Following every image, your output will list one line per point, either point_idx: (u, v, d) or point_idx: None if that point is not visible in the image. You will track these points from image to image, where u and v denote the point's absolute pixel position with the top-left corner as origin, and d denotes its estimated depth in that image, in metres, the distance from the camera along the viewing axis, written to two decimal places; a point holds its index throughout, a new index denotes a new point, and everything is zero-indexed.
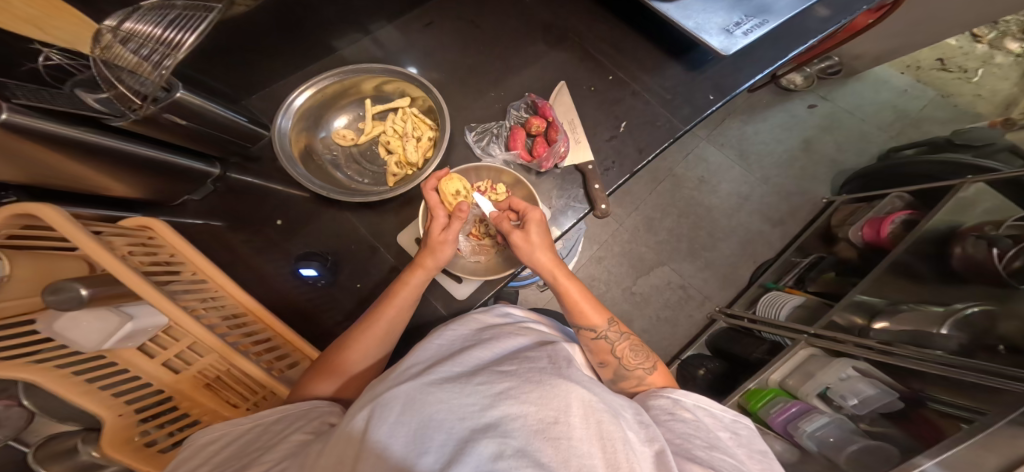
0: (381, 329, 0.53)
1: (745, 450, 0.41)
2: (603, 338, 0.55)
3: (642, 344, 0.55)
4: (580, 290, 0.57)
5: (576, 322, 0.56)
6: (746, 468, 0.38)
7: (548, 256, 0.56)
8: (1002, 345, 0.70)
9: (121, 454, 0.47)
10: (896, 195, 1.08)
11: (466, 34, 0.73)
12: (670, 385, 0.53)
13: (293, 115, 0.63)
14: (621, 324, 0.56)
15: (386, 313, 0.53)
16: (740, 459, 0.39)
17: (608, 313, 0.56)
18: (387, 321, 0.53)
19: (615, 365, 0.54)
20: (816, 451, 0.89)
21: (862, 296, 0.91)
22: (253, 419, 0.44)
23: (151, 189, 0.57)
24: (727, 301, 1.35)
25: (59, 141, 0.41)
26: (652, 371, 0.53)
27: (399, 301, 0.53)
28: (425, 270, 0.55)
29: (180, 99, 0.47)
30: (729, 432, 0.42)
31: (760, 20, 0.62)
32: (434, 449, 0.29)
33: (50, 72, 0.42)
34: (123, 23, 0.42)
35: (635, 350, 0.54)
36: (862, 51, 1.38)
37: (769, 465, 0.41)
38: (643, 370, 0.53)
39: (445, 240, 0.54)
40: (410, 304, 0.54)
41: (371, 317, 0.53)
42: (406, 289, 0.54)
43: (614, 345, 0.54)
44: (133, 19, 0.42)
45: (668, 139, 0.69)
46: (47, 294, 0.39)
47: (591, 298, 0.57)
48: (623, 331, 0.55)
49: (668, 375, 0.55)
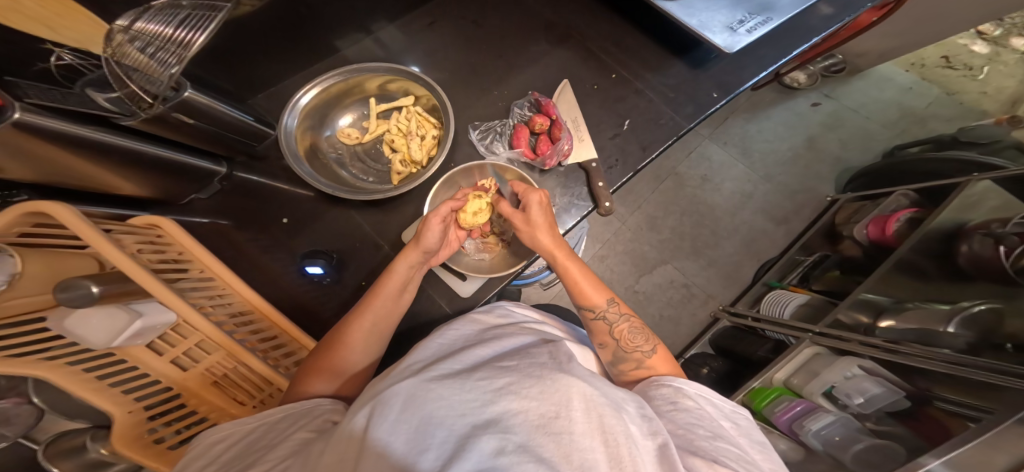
0: (376, 324, 0.53)
1: (746, 441, 0.41)
2: (602, 318, 0.55)
3: (644, 326, 0.54)
4: (583, 271, 0.58)
5: (581, 301, 0.57)
6: (750, 458, 0.38)
7: (551, 237, 0.57)
8: (1010, 343, 0.70)
9: (133, 451, 0.48)
10: (901, 192, 1.07)
11: (468, 33, 0.74)
12: (671, 371, 0.52)
13: (298, 114, 0.64)
14: (623, 305, 0.56)
15: (373, 305, 0.53)
16: (745, 449, 0.39)
17: (610, 293, 0.57)
18: (372, 316, 0.53)
19: (614, 346, 0.54)
20: (821, 449, 0.89)
21: (869, 293, 0.91)
22: (259, 418, 0.44)
23: (160, 188, 0.58)
24: (731, 300, 1.34)
25: (71, 141, 0.41)
26: (652, 354, 0.52)
27: (387, 289, 0.54)
28: (413, 253, 0.56)
29: (189, 98, 0.48)
30: (731, 422, 0.42)
31: (764, 17, 0.62)
32: (435, 445, 0.29)
33: (62, 72, 0.43)
34: (135, 23, 0.42)
35: (634, 331, 0.54)
36: (865, 50, 1.37)
37: (770, 456, 0.41)
38: (643, 352, 0.52)
39: (428, 223, 0.55)
40: (396, 294, 0.55)
41: (361, 308, 0.54)
42: (392, 280, 0.55)
43: (613, 326, 0.54)
44: (144, 19, 0.42)
45: (671, 137, 0.69)
46: (58, 291, 0.39)
47: (596, 278, 0.57)
48: (624, 312, 0.55)
49: (671, 361, 0.53)
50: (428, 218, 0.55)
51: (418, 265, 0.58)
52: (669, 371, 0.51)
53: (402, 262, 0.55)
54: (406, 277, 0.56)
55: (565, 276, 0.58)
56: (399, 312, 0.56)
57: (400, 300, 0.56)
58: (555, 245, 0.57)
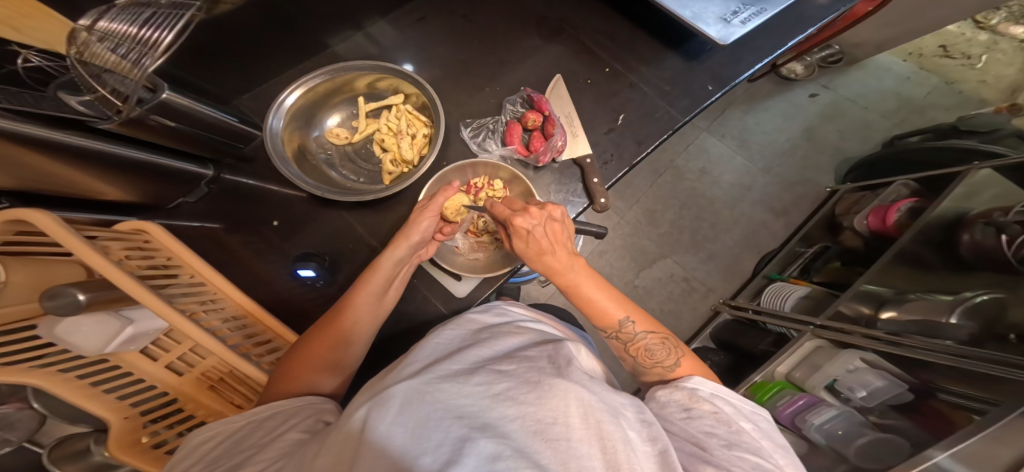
0: (365, 318, 0.53)
1: (769, 443, 0.39)
2: (617, 337, 0.54)
3: (665, 338, 0.52)
4: (597, 288, 0.54)
5: (597, 320, 0.55)
6: (773, 464, 0.37)
7: (556, 260, 0.54)
8: (1012, 334, 0.69)
9: (131, 456, 0.47)
10: (902, 182, 1.06)
11: (458, 28, 0.73)
12: (700, 374, 0.50)
13: (284, 115, 0.63)
14: (640, 321, 0.54)
15: (356, 301, 0.53)
16: (766, 453, 0.38)
17: (627, 309, 0.54)
18: (357, 309, 0.53)
19: (633, 361, 0.54)
20: (824, 443, 0.87)
21: (869, 285, 0.89)
22: (247, 415, 0.43)
23: (144, 192, 0.56)
24: (731, 293, 1.33)
25: (47, 145, 0.41)
26: (675, 367, 0.50)
27: (375, 283, 0.54)
28: (402, 247, 0.55)
29: (168, 99, 0.47)
30: (752, 423, 0.41)
31: (758, 8, 0.61)
32: (432, 449, 0.28)
33: (30, 73, 0.41)
34: (97, 23, 0.44)
35: (653, 348, 0.52)
36: (861, 40, 1.36)
37: (792, 459, 0.39)
38: (665, 367, 0.51)
39: (423, 213, 0.56)
40: (384, 286, 0.55)
41: (349, 296, 0.53)
42: (377, 275, 0.54)
43: (630, 343, 0.53)
44: (106, 18, 0.44)
45: (667, 131, 0.68)
46: (45, 299, 0.38)
47: (613, 294, 0.54)
48: (642, 329, 0.53)
49: (699, 365, 0.51)
50: (422, 208, 0.56)
51: (407, 261, 0.58)
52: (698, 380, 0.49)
53: (388, 256, 0.54)
54: (393, 272, 0.56)
55: (575, 297, 0.55)
56: (387, 306, 0.57)
57: (385, 298, 0.56)
58: (562, 267, 0.54)
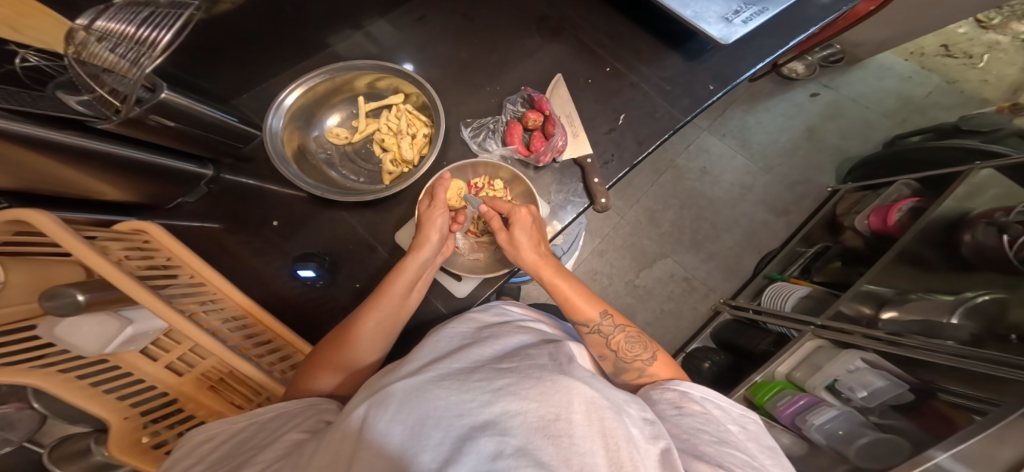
0: (385, 321, 0.52)
1: (755, 446, 0.40)
2: (597, 332, 0.54)
3: (638, 333, 0.53)
4: (573, 286, 0.57)
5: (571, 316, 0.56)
6: (757, 463, 0.37)
7: (538, 255, 0.56)
8: (1014, 334, 0.69)
9: (129, 456, 0.47)
10: (902, 181, 1.06)
11: (458, 27, 0.72)
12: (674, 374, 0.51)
13: (284, 115, 0.63)
14: (615, 316, 0.55)
15: (380, 302, 0.52)
16: (752, 454, 0.38)
17: (602, 305, 0.55)
18: (380, 311, 0.51)
19: (613, 358, 0.52)
20: (825, 443, 0.87)
21: (869, 285, 0.88)
22: (249, 417, 0.43)
23: (144, 192, 0.57)
24: (732, 292, 1.33)
25: (46, 146, 0.41)
26: (652, 362, 0.51)
27: (398, 286, 0.53)
28: (426, 249, 0.55)
29: (166, 99, 0.47)
30: (739, 426, 0.41)
31: (760, 7, 0.60)
32: (431, 446, 0.28)
33: (28, 73, 0.41)
34: (95, 22, 0.43)
35: (631, 341, 0.52)
36: (863, 39, 1.35)
37: (780, 462, 0.40)
38: (642, 361, 0.51)
39: (433, 211, 0.57)
40: (405, 290, 0.54)
41: (372, 299, 0.52)
42: (403, 276, 0.54)
43: (608, 338, 0.53)
44: (104, 18, 0.43)
45: (668, 130, 0.68)
46: (43, 299, 0.38)
47: (586, 292, 0.56)
48: (618, 323, 0.54)
49: (672, 365, 0.52)
50: (430, 208, 0.57)
51: (430, 264, 0.57)
52: (670, 376, 0.50)
53: (412, 258, 0.55)
54: (416, 276, 0.55)
55: (554, 293, 0.57)
56: (408, 311, 0.55)
57: (409, 300, 0.55)
58: (543, 262, 0.56)
